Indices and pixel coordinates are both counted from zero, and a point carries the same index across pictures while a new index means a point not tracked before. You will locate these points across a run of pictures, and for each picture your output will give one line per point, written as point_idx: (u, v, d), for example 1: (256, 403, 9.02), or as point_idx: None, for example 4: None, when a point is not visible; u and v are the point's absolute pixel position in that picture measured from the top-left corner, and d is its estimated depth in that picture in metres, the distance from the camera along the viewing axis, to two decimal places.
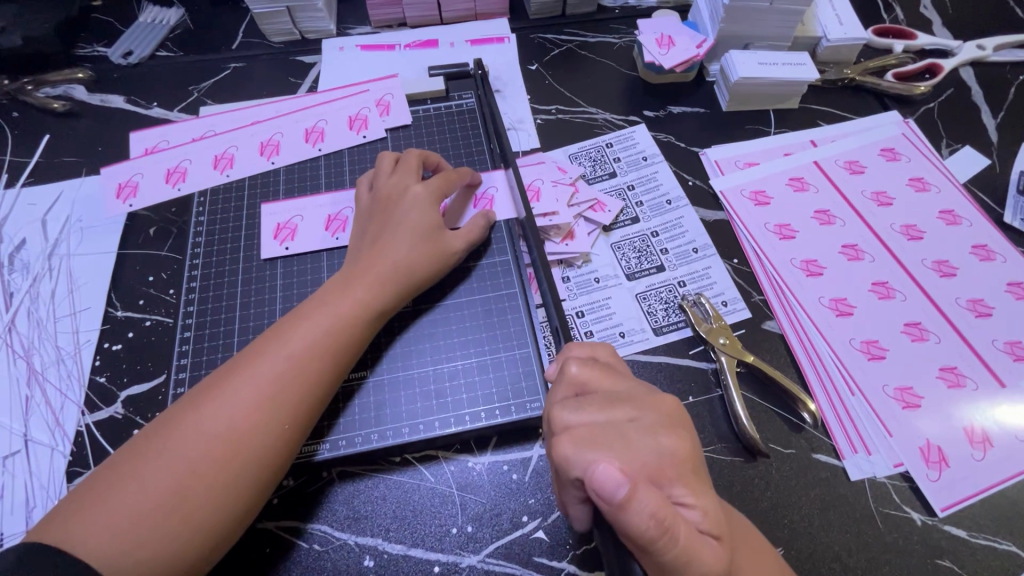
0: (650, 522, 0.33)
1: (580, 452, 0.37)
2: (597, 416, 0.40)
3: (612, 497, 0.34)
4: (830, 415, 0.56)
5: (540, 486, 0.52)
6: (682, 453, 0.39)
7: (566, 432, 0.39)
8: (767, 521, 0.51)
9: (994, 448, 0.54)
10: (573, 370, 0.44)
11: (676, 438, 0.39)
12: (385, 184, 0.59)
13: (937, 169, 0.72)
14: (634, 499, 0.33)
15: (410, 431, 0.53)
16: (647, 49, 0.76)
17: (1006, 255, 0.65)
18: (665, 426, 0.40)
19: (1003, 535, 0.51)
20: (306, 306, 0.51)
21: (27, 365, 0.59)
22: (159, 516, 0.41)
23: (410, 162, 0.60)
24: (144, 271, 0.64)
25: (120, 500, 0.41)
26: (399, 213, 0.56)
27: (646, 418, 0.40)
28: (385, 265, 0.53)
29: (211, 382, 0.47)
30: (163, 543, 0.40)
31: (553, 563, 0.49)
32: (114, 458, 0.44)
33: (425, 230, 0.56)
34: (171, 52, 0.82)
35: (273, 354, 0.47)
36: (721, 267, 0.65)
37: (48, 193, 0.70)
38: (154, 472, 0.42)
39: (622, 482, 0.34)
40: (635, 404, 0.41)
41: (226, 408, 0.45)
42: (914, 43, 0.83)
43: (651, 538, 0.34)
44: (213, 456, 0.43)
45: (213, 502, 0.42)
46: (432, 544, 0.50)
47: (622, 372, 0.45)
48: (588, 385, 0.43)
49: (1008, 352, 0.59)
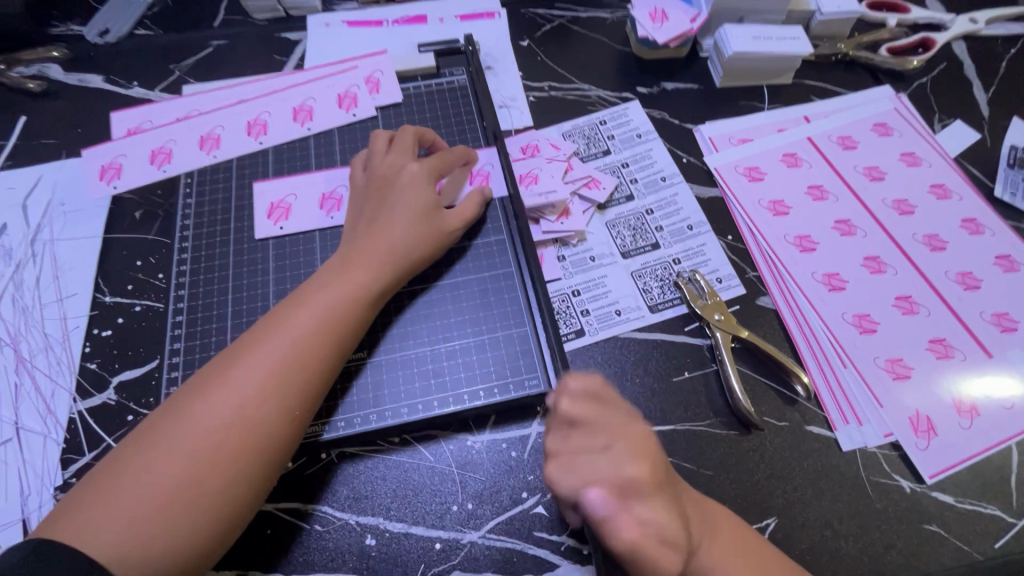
0: (626, 540, 0.35)
1: (564, 478, 0.38)
2: (578, 447, 0.39)
3: (595, 520, 0.36)
4: (823, 388, 0.57)
5: (539, 463, 0.53)
6: (649, 478, 0.38)
7: (553, 459, 0.40)
8: (762, 492, 0.52)
9: (981, 417, 0.56)
10: (562, 405, 0.41)
11: (644, 468, 0.38)
12: (379, 163, 0.58)
13: (929, 143, 0.72)
14: (610, 519, 0.36)
15: (409, 411, 0.53)
16: (640, 23, 0.75)
17: (995, 228, 0.66)
18: (635, 454, 0.39)
19: (988, 500, 0.53)
20: (305, 289, 0.51)
21: (15, 353, 0.58)
22: (169, 508, 0.40)
23: (406, 140, 0.59)
24: (131, 256, 0.63)
25: (129, 492, 0.40)
26: (395, 192, 0.56)
27: (620, 447, 0.39)
28: (382, 248, 0.53)
29: (212, 369, 0.46)
30: (175, 533, 0.40)
31: (553, 537, 0.50)
32: (118, 450, 0.43)
33: (420, 210, 0.55)
34: (150, 29, 0.79)
35: (275, 338, 0.47)
36: (716, 243, 0.65)
37: (27, 176, 0.67)
38: (161, 462, 0.41)
39: (608, 513, 0.36)
40: (610, 432, 0.40)
41: (232, 395, 0.44)
42: (907, 16, 0.83)
43: (623, 552, 0.36)
44: (220, 444, 0.43)
45: (222, 492, 0.42)
46: (433, 522, 0.50)
47: (610, 400, 0.43)
48: (578, 418, 0.41)
49: (996, 323, 0.60)
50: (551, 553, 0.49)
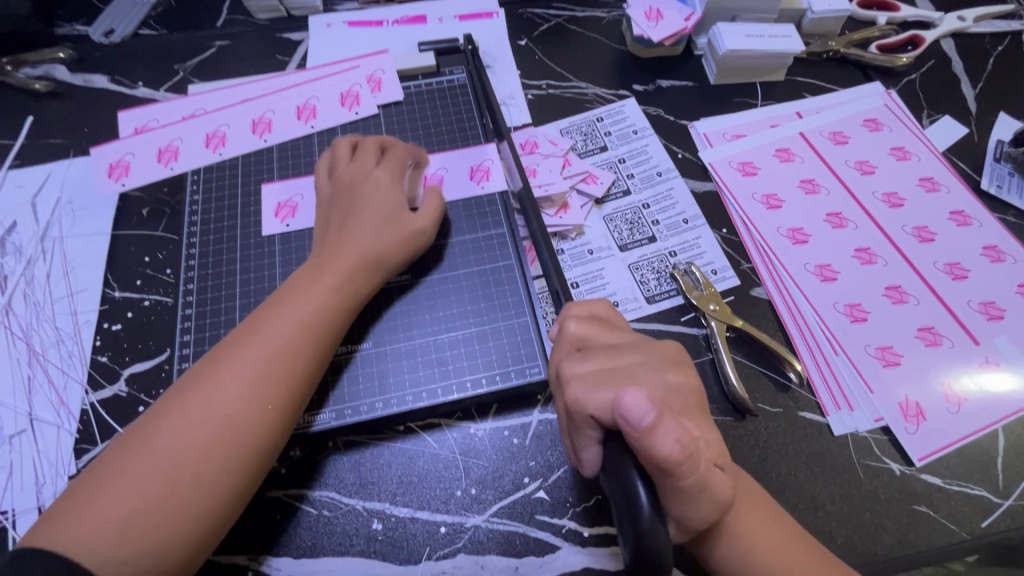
0: (675, 447, 0.34)
1: (595, 394, 0.39)
2: (602, 363, 0.42)
3: (637, 425, 0.34)
4: (815, 375, 0.59)
5: (540, 449, 0.54)
6: (689, 387, 0.41)
7: (577, 378, 0.41)
8: (757, 475, 0.54)
9: (968, 402, 0.57)
10: (572, 328, 0.45)
11: (682, 375, 0.42)
12: (343, 170, 0.59)
13: (918, 137, 0.74)
14: (659, 427, 0.34)
15: (414, 399, 0.54)
16: (636, 22, 0.76)
17: (982, 220, 0.68)
18: (672, 366, 0.42)
19: (976, 482, 0.55)
20: (283, 293, 0.52)
21: (27, 347, 0.59)
22: (165, 502, 0.42)
23: (368, 148, 0.60)
24: (140, 251, 0.64)
25: (112, 497, 0.41)
26: (359, 199, 0.57)
27: (654, 361, 0.42)
28: (350, 252, 0.54)
29: (192, 375, 0.47)
30: (160, 534, 0.41)
31: (555, 520, 0.51)
32: (108, 451, 0.44)
33: (386, 215, 0.56)
34: (154, 30, 0.80)
35: (252, 341, 0.48)
36: (711, 236, 0.67)
37: (36, 175, 0.69)
38: (143, 466, 0.43)
39: (647, 410, 0.34)
40: (638, 350, 0.43)
41: (219, 392, 0.46)
42: (897, 14, 0.85)
43: (675, 463, 0.34)
44: (211, 440, 0.44)
45: (204, 492, 0.43)
46: (438, 506, 0.52)
47: (621, 327, 0.46)
48: (588, 339, 0.44)
49: (982, 312, 0.62)
50: (553, 535, 0.51)
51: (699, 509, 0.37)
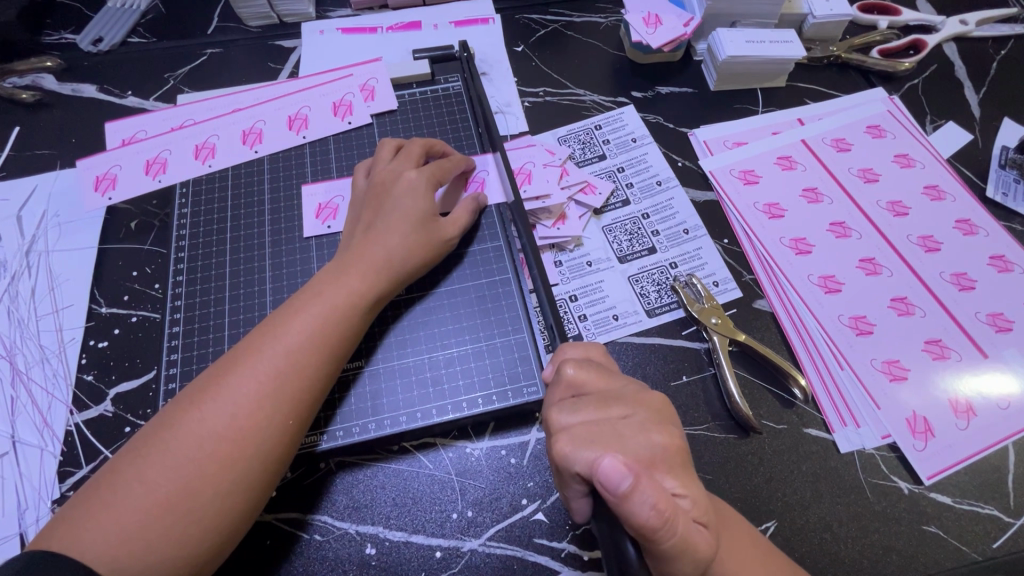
0: (652, 513, 0.33)
1: (581, 451, 0.37)
2: (592, 415, 0.40)
3: (615, 489, 0.33)
4: (820, 390, 0.58)
5: (538, 470, 0.53)
6: (673, 448, 0.38)
7: (564, 432, 0.39)
8: (761, 495, 0.53)
9: (977, 417, 0.56)
10: (569, 372, 0.43)
11: (668, 436, 0.39)
12: (382, 169, 0.58)
13: (922, 144, 0.73)
14: (637, 491, 0.33)
15: (407, 419, 0.53)
16: (634, 28, 0.75)
17: (988, 229, 0.67)
18: (658, 423, 0.39)
19: (986, 500, 0.53)
20: (298, 298, 0.50)
21: (11, 366, 0.58)
22: (167, 518, 0.40)
23: (412, 150, 0.59)
24: (127, 266, 0.62)
25: (125, 506, 0.40)
26: (393, 200, 0.55)
27: (640, 415, 0.40)
28: (378, 255, 0.53)
29: (206, 380, 0.46)
30: (171, 547, 0.40)
31: (554, 543, 0.50)
32: (113, 462, 0.43)
33: (418, 217, 0.55)
34: (143, 38, 0.79)
35: (269, 347, 0.47)
36: (712, 247, 0.66)
37: (22, 187, 0.67)
38: (156, 475, 0.41)
39: (625, 475, 0.33)
40: (627, 402, 0.41)
41: (228, 404, 0.44)
42: (898, 19, 0.83)
43: (652, 529, 0.33)
44: (216, 454, 0.42)
45: (206, 509, 0.41)
46: (434, 530, 0.50)
47: (615, 372, 0.44)
48: (585, 386, 0.43)
49: (991, 324, 0.60)
50: (552, 560, 0.49)
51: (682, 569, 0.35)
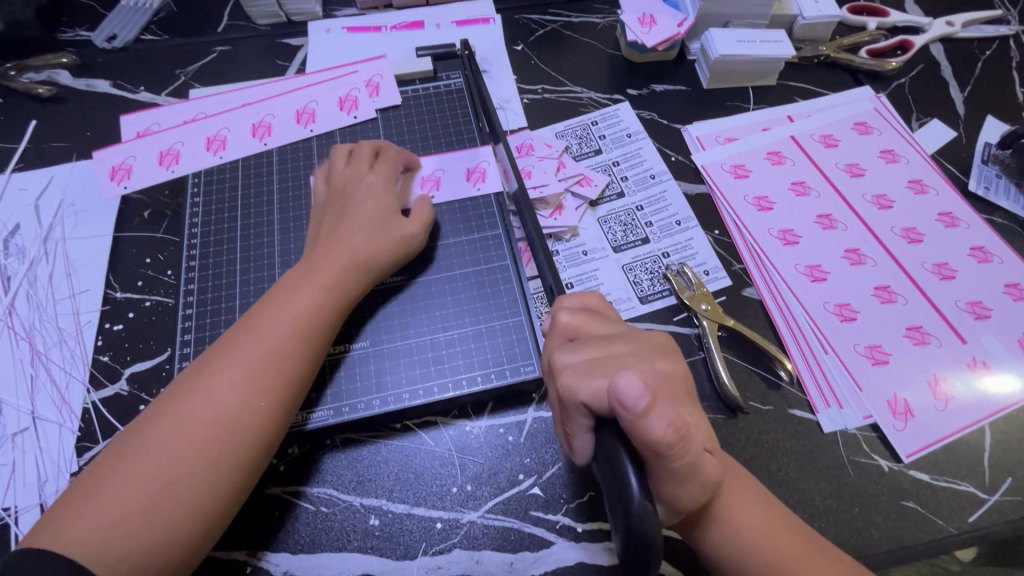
0: (668, 430, 0.35)
1: (585, 382, 0.39)
2: (592, 353, 0.42)
3: (633, 408, 0.35)
4: (806, 373, 0.60)
5: (535, 447, 0.55)
6: (679, 374, 0.42)
7: (568, 369, 0.41)
8: (748, 471, 0.55)
9: (955, 399, 0.58)
10: (565, 318, 0.46)
11: (673, 363, 0.42)
12: (339, 175, 0.60)
13: (907, 140, 0.76)
14: (652, 411, 0.35)
15: (410, 396, 0.55)
16: (630, 28, 0.78)
17: (969, 221, 0.69)
18: (663, 355, 0.43)
19: (963, 477, 0.56)
20: (273, 295, 0.53)
21: (30, 347, 0.60)
22: (156, 503, 0.43)
23: (363, 152, 0.61)
24: (141, 254, 0.65)
25: (115, 497, 0.43)
26: (352, 203, 0.58)
27: (642, 349, 0.43)
28: (339, 251, 0.55)
29: (188, 377, 0.48)
30: (162, 534, 0.43)
31: (549, 516, 0.52)
32: (103, 456, 0.46)
33: (378, 217, 0.58)
34: (155, 36, 0.81)
35: (245, 341, 0.49)
36: (703, 238, 0.68)
37: (40, 178, 0.70)
38: (144, 464, 0.44)
39: (642, 394, 0.35)
40: (627, 340, 0.44)
41: (207, 395, 0.47)
42: (886, 20, 0.86)
43: (668, 446, 0.35)
44: (199, 441, 0.45)
45: (193, 492, 0.44)
46: (435, 503, 0.53)
47: (610, 317, 0.47)
48: (579, 329, 0.45)
49: (970, 311, 0.63)
50: (548, 531, 0.51)
51: (691, 491, 0.38)
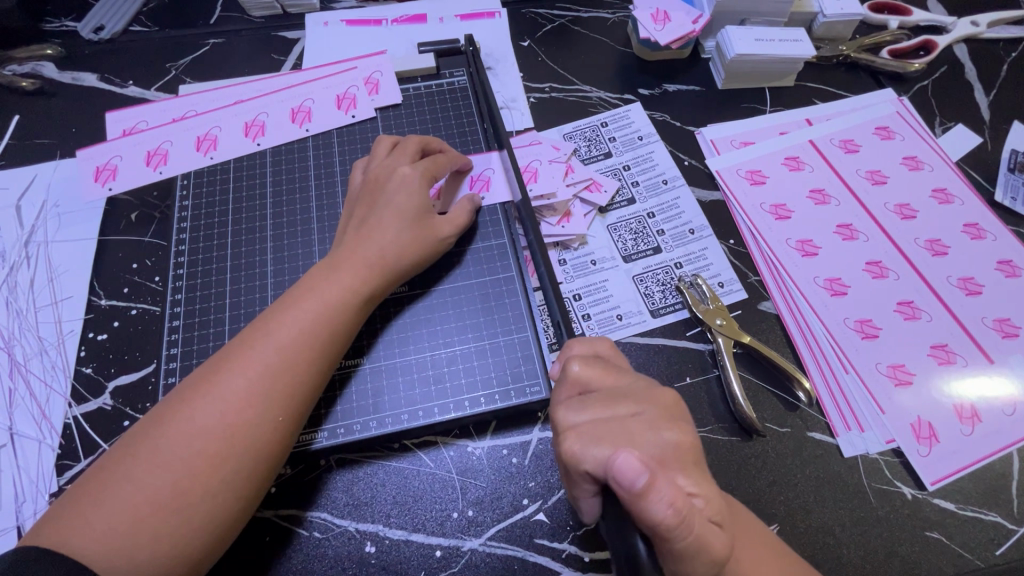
0: (669, 512, 0.32)
1: (588, 449, 0.37)
2: (599, 412, 0.39)
3: (630, 487, 0.33)
4: (824, 394, 0.57)
5: (540, 470, 0.52)
6: (686, 445, 0.38)
7: (570, 431, 0.39)
8: (763, 498, 0.52)
9: (982, 423, 0.56)
10: (574, 369, 0.43)
11: (679, 431, 0.38)
12: (377, 166, 0.57)
13: (930, 146, 0.72)
14: (652, 490, 0.33)
15: (409, 417, 0.52)
16: (642, 24, 0.74)
17: (996, 233, 0.66)
18: (667, 419, 0.39)
19: (990, 507, 0.53)
20: (291, 293, 0.50)
21: (9, 357, 0.57)
22: (158, 517, 0.40)
23: (408, 147, 0.58)
24: (128, 258, 0.62)
25: (116, 503, 0.40)
26: (387, 196, 0.55)
27: (649, 412, 0.39)
28: (372, 251, 0.52)
29: (197, 378, 0.45)
30: (160, 546, 0.40)
31: (555, 544, 0.49)
32: (103, 460, 0.42)
33: (414, 214, 0.54)
34: (145, 27, 0.78)
35: (259, 345, 0.46)
36: (718, 248, 0.65)
37: (22, 177, 0.67)
38: (148, 473, 0.41)
39: (640, 472, 0.33)
40: (636, 398, 0.40)
41: (218, 402, 0.43)
42: (909, 19, 0.82)
43: (668, 528, 0.32)
44: (208, 452, 0.42)
45: (199, 506, 0.41)
46: (434, 529, 0.50)
47: (622, 368, 0.44)
48: (590, 383, 0.42)
49: (997, 329, 0.60)
50: (553, 560, 0.49)
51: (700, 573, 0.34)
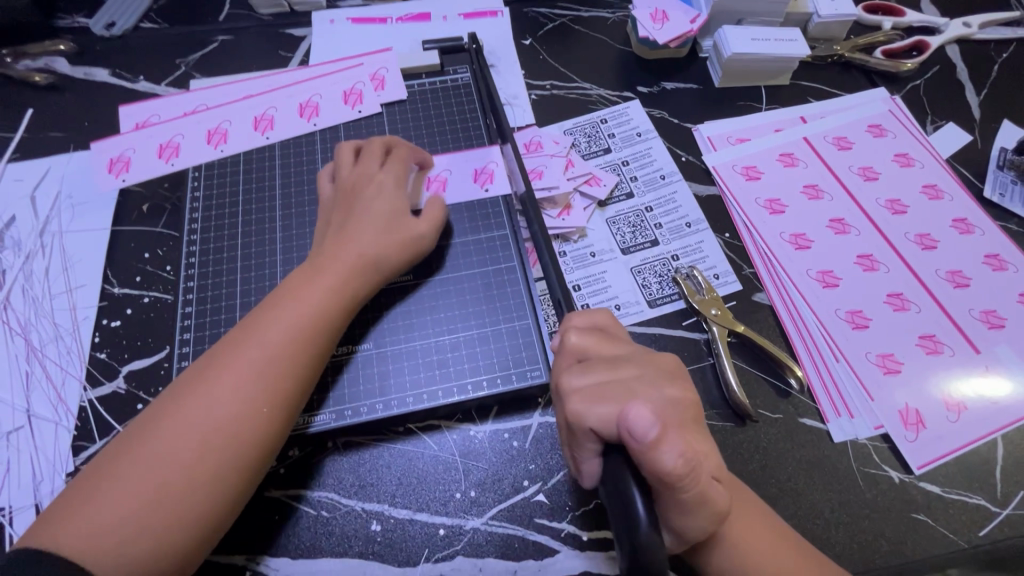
0: (679, 461, 0.34)
1: (596, 406, 0.39)
2: (601, 376, 0.41)
3: (643, 438, 0.34)
4: (816, 382, 0.59)
5: (540, 453, 0.54)
6: (688, 401, 0.41)
7: (576, 392, 0.40)
8: (756, 481, 0.54)
9: (968, 410, 0.57)
10: (573, 339, 0.44)
11: (681, 390, 0.41)
12: (346, 174, 0.59)
13: (922, 144, 0.74)
14: (663, 442, 0.34)
15: (414, 400, 0.54)
16: (641, 23, 0.76)
17: (985, 228, 0.68)
18: (668, 378, 0.42)
19: (974, 490, 0.55)
20: (276, 295, 0.52)
21: (26, 342, 0.59)
22: (150, 511, 0.42)
23: (373, 150, 0.60)
24: (140, 248, 0.64)
25: (110, 501, 0.42)
26: (361, 200, 0.57)
27: (652, 372, 0.42)
28: (352, 254, 0.54)
29: (190, 376, 0.47)
30: (160, 535, 0.41)
31: (554, 524, 0.51)
32: (97, 461, 0.44)
33: (389, 216, 0.56)
34: (155, 24, 0.79)
35: (244, 345, 0.48)
36: (714, 241, 0.67)
37: (36, 169, 0.68)
38: (138, 470, 0.43)
39: (653, 424, 0.35)
40: (636, 362, 0.43)
41: (205, 401, 0.45)
42: (902, 20, 0.84)
43: (678, 477, 0.34)
44: (196, 448, 0.44)
45: (192, 499, 0.43)
46: (437, 509, 0.52)
47: (617, 335, 0.46)
48: (588, 350, 0.44)
49: (984, 321, 0.62)
50: (552, 539, 0.51)
51: (698, 521, 0.37)
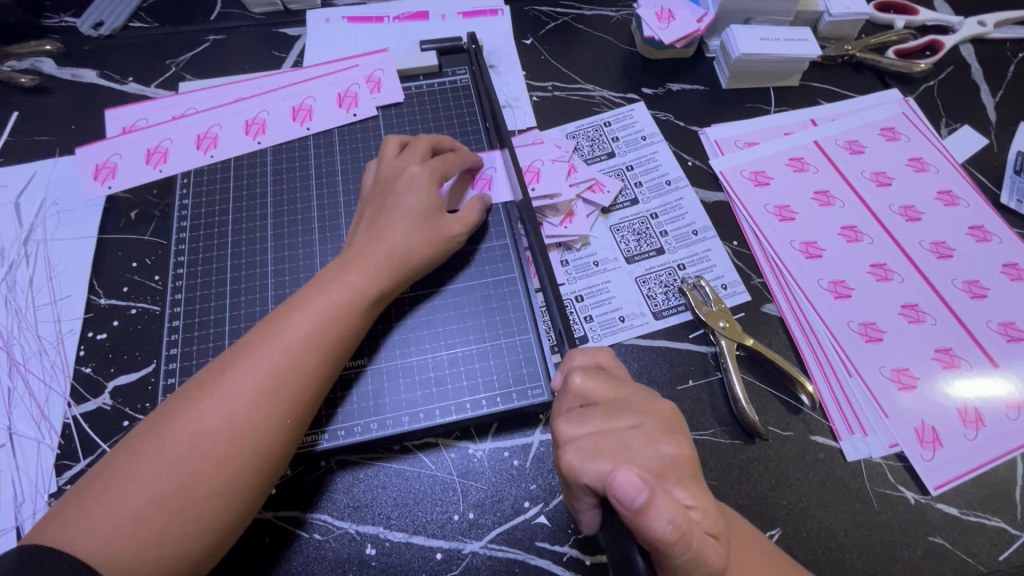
0: (669, 527, 0.32)
1: (590, 463, 0.37)
2: (598, 426, 0.39)
3: (630, 504, 0.33)
4: (829, 399, 0.57)
5: (541, 472, 0.52)
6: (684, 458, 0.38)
7: (572, 444, 0.39)
8: (766, 503, 0.52)
9: (986, 427, 0.55)
10: (576, 381, 0.42)
11: (677, 445, 0.38)
12: (387, 167, 0.57)
13: (936, 148, 0.72)
14: (652, 506, 0.33)
15: (410, 420, 0.52)
16: (646, 23, 0.73)
17: (1002, 236, 0.65)
18: (666, 433, 0.39)
19: (993, 512, 0.53)
20: (299, 295, 0.49)
21: (8, 356, 0.57)
22: (162, 516, 0.40)
23: (418, 146, 0.58)
24: (127, 257, 0.61)
25: (120, 502, 0.39)
26: (395, 197, 0.54)
27: (651, 424, 0.39)
28: (380, 251, 0.52)
29: (209, 374, 0.45)
30: (166, 545, 0.39)
31: (556, 547, 0.49)
32: (109, 457, 0.42)
33: (420, 213, 0.54)
34: (145, 23, 0.77)
35: (268, 346, 0.46)
36: (721, 249, 0.65)
37: (21, 174, 0.66)
38: (153, 472, 0.41)
39: (640, 489, 0.33)
40: (635, 411, 0.40)
41: (224, 402, 0.43)
42: (915, 18, 0.82)
43: (668, 543, 0.32)
44: (213, 453, 0.42)
45: (205, 505, 0.41)
46: (434, 531, 0.50)
47: (624, 379, 0.43)
48: (592, 395, 0.42)
49: (1002, 333, 0.60)
50: (554, 563, 0.49)
51: None
